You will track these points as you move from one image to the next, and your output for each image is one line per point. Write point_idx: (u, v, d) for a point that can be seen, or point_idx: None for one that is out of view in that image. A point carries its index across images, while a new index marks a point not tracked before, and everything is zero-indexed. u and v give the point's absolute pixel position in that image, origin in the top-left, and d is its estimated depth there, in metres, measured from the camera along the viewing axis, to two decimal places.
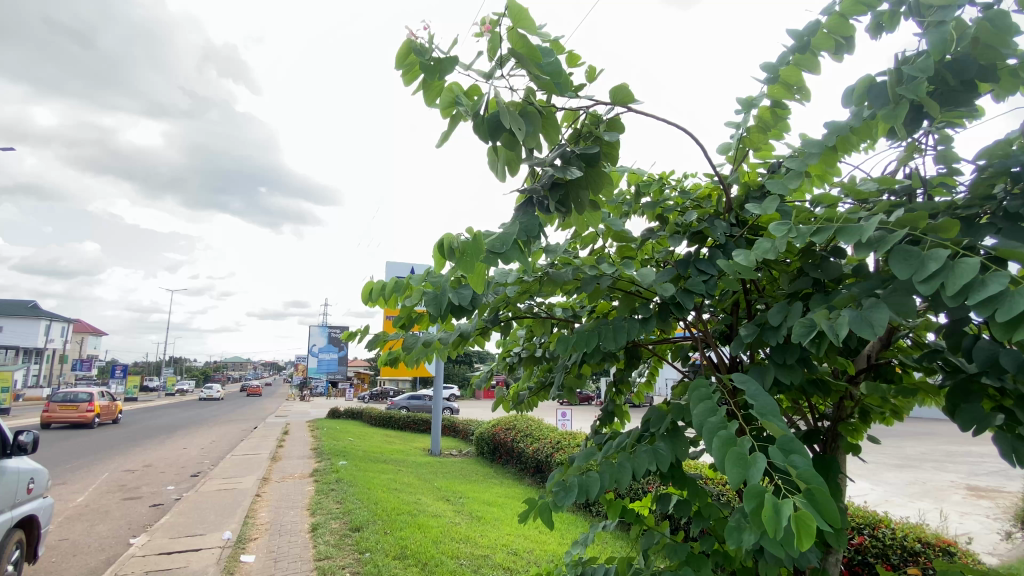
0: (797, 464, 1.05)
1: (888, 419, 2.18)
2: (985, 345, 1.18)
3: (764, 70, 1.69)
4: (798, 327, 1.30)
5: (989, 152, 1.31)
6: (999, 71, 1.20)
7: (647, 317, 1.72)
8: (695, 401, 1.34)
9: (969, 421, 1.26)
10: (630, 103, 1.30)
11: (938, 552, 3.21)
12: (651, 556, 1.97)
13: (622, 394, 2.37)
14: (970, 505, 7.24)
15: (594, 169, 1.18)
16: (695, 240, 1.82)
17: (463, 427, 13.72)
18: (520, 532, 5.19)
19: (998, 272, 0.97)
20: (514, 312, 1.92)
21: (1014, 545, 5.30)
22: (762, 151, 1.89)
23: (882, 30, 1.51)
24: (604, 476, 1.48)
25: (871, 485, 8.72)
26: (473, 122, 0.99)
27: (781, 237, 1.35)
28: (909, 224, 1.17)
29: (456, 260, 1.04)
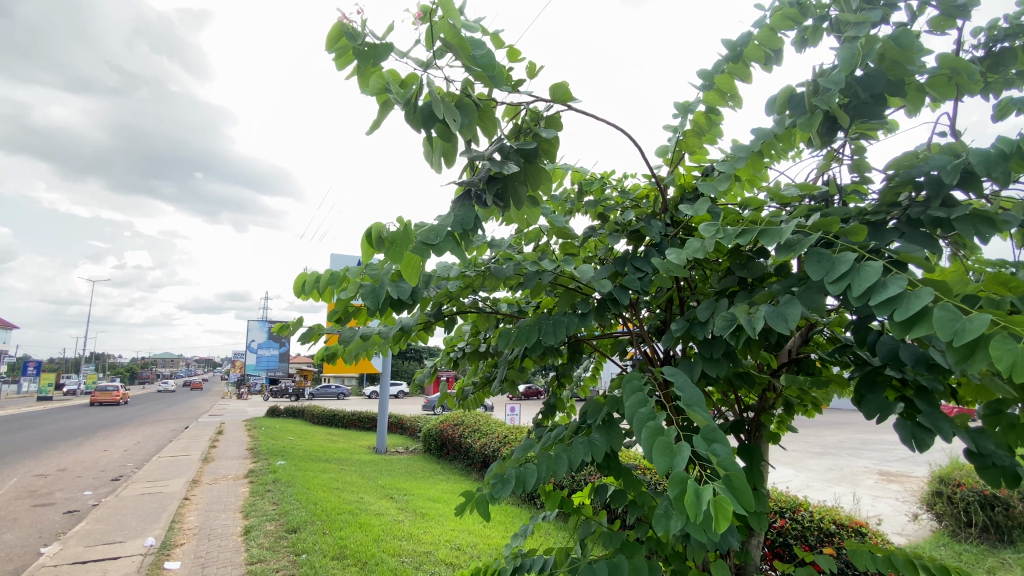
0: (718, 453, 1.11)
1: (809, 411, 2.34)
2: (887, 340, 1.29)
3: (700, 77, 1.76)
4: (722, 322, 1.37)
5: (897, 163, 1.42)
6: (904, 87, 1.30)
7: (585, 312, 1.74)
8: (628, 393, 1.39)
9: (873, 410, 1.36)
10: (569, 101, 1.32)
11: (850, 533, 3.50)
12: (588, 545, 2.02)
13: (565, 389, 2.42)
14: (881, 489, 7.91)
15: (532, 164, 1.19)
16: (633, 238, 1.88)
17: (411, 424, 13.53)
18: (464, 527, 5.19)
19: (897, 275, 1.05)
20: (457, 307, 1.89)
21: (918, 525, 5.83)
22: (697, 155, 1.97)
23: (807, 44, 1.60)
24: (540, 468, 1.50)
25: (795, 471, 9.34)
26: (403, 110, 0.97)
27: (709, 237, 1.41)
28: (822, 228, 1.25)
29: (385, 250, 1.03)
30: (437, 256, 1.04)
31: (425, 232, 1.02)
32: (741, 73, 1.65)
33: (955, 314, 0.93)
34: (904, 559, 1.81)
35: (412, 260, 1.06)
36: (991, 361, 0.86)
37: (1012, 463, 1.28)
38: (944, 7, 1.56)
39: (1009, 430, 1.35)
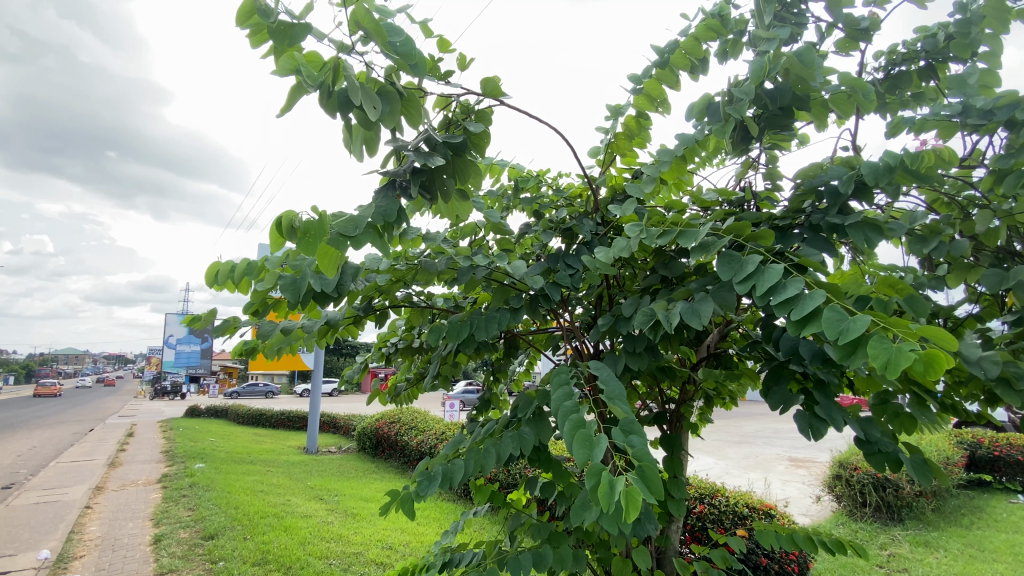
0: (634, 444, 1.15)
1: (727, 403, 2.48)
2: (789, 336, 1.39)
3: (630, 81, 1.82)
4: (641, 318, 1.44)
5: (804, 172, 1.54)
6: (809, 102, 1.41)
7: (518, 307, 1.75)
8: (555, 385, 1.42)
9: (778, 402, 1.46)
10: (500, 97, 1.32)
11: (761, 515, 3.77)
12: (517, 537, 2.05)
13: (499, 383, 2.43)
14: (789, 474, 8.59)
15: (460, 158, 1.17)
16: (566, 236, 1.91)
17: (344, 423, 13.10)
18: (396, 525, 5.10)
19: (796, 276, 1.13)
20: (389, 301, 1.84)
21: (821, 506, 6.39)
22: (628, 158, 2.03)
23: (728, 56, 1.70)
24: (467, 464, 1.49)
25: (716, 460, 9.95)
26: (318, 93, 0.92)
27: (634, 237, 1.46)
28: (735, 232, 1.33)
29: (296, 240, 0.99)
30: (355, 248, 1.01)
31: (341, 224, 0.98)
32: (668, 79, 1.71)
33: (842, 314, 1.02)
34: (805, 536, 1.97)
35: (331, 251, 1.03)
36: (871, 358, 0.94)
37: (894, 449, 1.42)
38: (849, 30, 1.71)
39: (893, 419, 1.50)
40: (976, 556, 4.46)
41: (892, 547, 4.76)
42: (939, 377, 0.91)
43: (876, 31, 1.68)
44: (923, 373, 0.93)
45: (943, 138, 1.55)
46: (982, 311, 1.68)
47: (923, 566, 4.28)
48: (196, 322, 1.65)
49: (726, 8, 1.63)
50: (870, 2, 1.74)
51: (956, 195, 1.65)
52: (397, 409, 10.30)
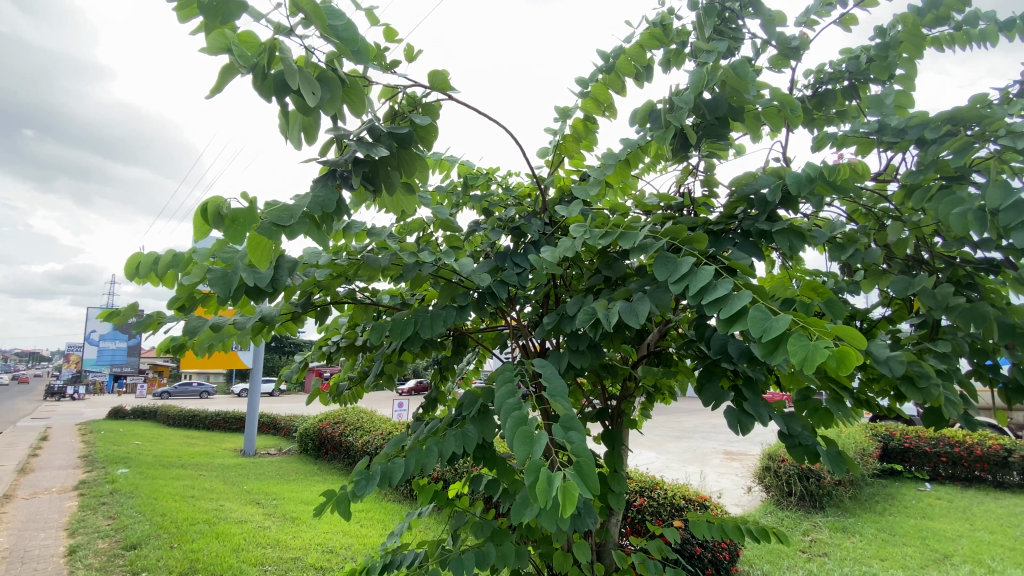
0: (573, 440, 1.17)
1: (666, 399, 2.57)
2: (720, 335, 1.46)
3: (579, 84, 1.86)
4: (583, 316, 1.47)
5: (739, 180, 1.62)
6: (744, 112, 1.48)
7: (464, 305, 1.73)
8: (499, 382, 1.43)
9: (711, 398, 1.53)
10: (447, 90, 1.31)
11: (696, 506, 3.95)
12: (459, 536, 2.04)
13: (446, 381, 2.41)
14: (724, 467, 9.04)
15: (406, 151, 1.15)
16: (514, 235, 1.92)
17: (285, 423, 12.59)
18: (338, 528, 4.95)
19: (726, 278, 1.19)
20: (331, 296, 1.78)
21: (752, 496, 6.77)
22: (576, 160, 2.07)
23: (671, 65, 1.76)
24: (408, 463, 1.47)
25: (657, 454, 10.32)
26: (251, 76, 0.88)
27: (578, 237, 1.49)
28: (672, 235, 1.39)
29: (224, 228, 0.93)
30: (289, 239, 0.98)
31: (274, 212, 0.95)
32: (614, 84, 1.75)
33: (766, 314, 1.08)
34: (733, 525, 2.08)
35: (262, 242, 0.99)
36: (790, 355, 1.00)
37: (813, 442, 1.53)
38: (781, 48, 1.82)
39: (813, 413, 1.61)
40: (888, 540, 4.85)
41: (814, 533, 5.10)
42: (850, 373, 0.98)
43: (805, 50, 1.79)
44: (838, 369, 1.00)
45: (861, 153, 1.67)
46: (893, 314, 1.83)
47: (840, 549, 4.61)
48: (115, 317, 1.54)
49: (670, 19, 1.69)
50: (801, 23, 1.85)
51: (873, 207, 1.78)
52: (342, 408, 10.01)
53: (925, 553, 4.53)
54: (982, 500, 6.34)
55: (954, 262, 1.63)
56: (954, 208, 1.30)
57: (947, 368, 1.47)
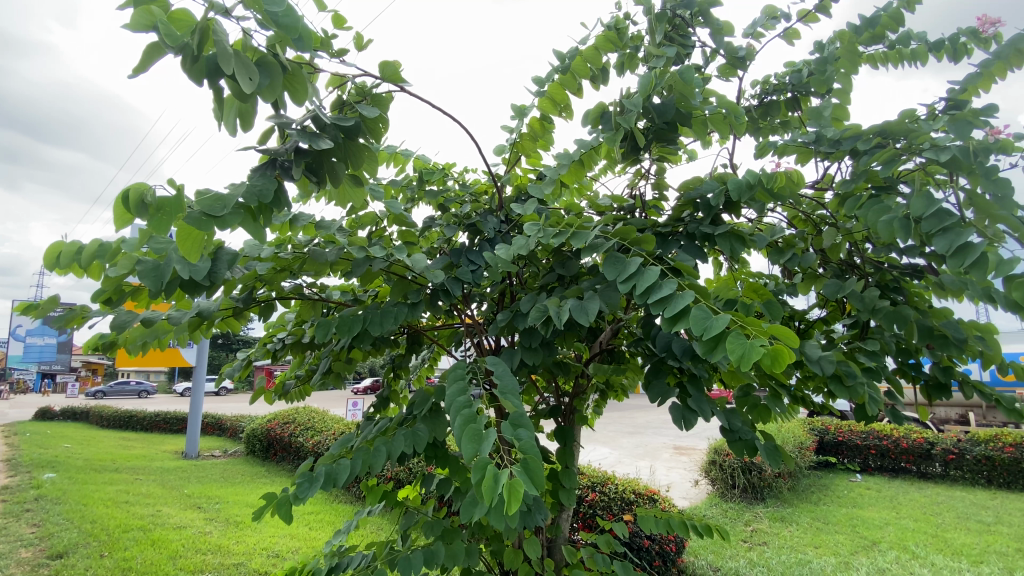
0: (521, 437, 1.17)
1: (618, 396, 2.62)
2: (666, 333, 1.50)
3: (536, 84, 1.86)
4: (535, 314, 1.47)
5: (687, 184, 1.67)
6: (692, 118, 1.51)
7: (416, 302, 1.67)
8: (451, 380, 1.42)
9: (657, 394, 1.57)
10: (399, 82, 1.27)
11: (645, 500, 4.05)
12: (408, 536, 2.00)
13: (399, 380, 2.36)
14: (674, 462, 9.33)
15: (352, 141, 1.11)
16: (469, 232, 1.90)
17: (230, 423, 12.06)
18: (285, 531, 4.78)
19: (671, 279, 1.23)
20: (276, 291, 1.71)
21: (699, 489, 7.02)
22: (532, 159, 2.07)
23: (625, 69, 1.79)
24: (354, 463, 1.43)
25: (611, 450, 10.54)
26: (180, 57, 0.83)
27: (532, 235, 1.50)
28: (621, 236, 1.42)
29: (147, 216, 0.89)
30: (221, 230, 0.93)
31: (204, 201, 0.90)
32: (570, 86, 1.77)
33: (707, 313, 1.12)
34: (679, 519, 2.15)
35: (192, 233, 0.94)
36: (728, 353, 1.04)
37: (752, 436, 1.59)
38: (730, 57, 1.88)
39: (753, 409, 1.68)
40: (822, 529, 5.14)
41: (755, 524, 5.34)
42: (782, 370, 1.02)
43: (751, 61, 1.87)
44: (771, 367, 1.04)
45: (801, 162, 1.76)
46: (829, 314, 1.94)
47: (778, 538, 4.85)
48: (32, 311, 1.42)
49: (623, 24, 1.73)
50: (748, 35, 1.93)
51: (811, 213, 1.88)
52: (292, 408, 9.67)
53: (855, 540, 4.82)
54: (905, 490, 6.83)
55: (882, 267, 1.73)
56: (881, 216, 1.38)
57: (874, 366, 1.56)
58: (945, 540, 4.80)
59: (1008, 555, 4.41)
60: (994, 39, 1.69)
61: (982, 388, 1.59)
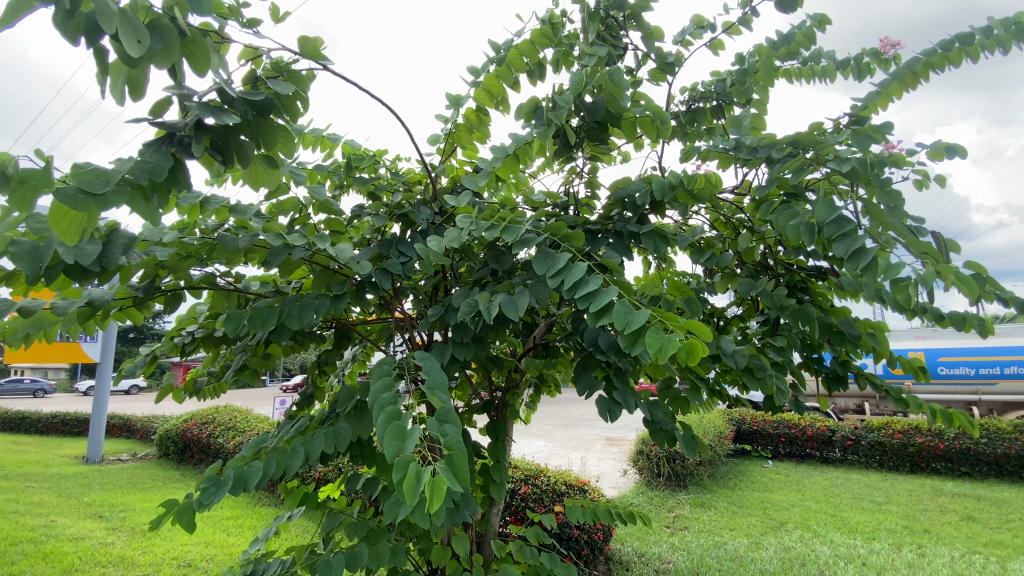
0: (447, 433, 1.12)
1: (551, 389, 2.65)
2: (594, 328, 1.53)
3: (470, 74, 1.83)
4: (464, 308, 1.45)
5: (617, 183, 1.70)
6: (622, 118, 1.54)
7: (340, 294, 1.58)
8: (376, 376, 1.36)
9: (584, 387, 1.60)
10: (320, 59, 1.20)
11: (576, 491, 4.15)
12: (331, 538, 1.92)
13: (326, 376, 2.26)
14: (605, 453, 9.64)
15: (264, 120, 1.03)
16: (401, 223, 1.84)
17: (141, 424, 11.11)
18: (200, 539, 4.47)
19: (597, 275, 1.24)
20: (184, 280, 1.56)
21: (628, 479, 7.30)
22: (468, 150, 2.04)
23: (560, 66, 1.80)
24: (268, 465, 1.35)
25: (546, 442, 10.73)
26: (51, 11, 0.73)
27: (464, 228, 1.48)
28: (552, 231, 1.43)
29: (9, 191, 0.78)
30: (103, 210, 0.85)
31: (81, 176, 0.81)
32: (506, 78, 1.75)
33: (630, 308, 1.14)
34: (605, 508, 2.20)
35: (69, 212, 0.85)
36: (647, 347, 1.06)
37: (672, 427, 1.66)
38: (660, 62, 1.94)
39: (673, 401, 1.75)
40: (737, 512, 5.50)
41: (678, 510, 5.63)
42: (697, 363, 1.05)
43: (679, 67, 1.94)
44: (687, 360, 1.07)
45: (722, 167, 1.84)
46: (745, 312, 2.06)
47: (698, 523, 5.15)
48: None
49: (558, 20, 1.73)
50: (678, 42, 2.00)
51: (731, 216, 1.98)
52: (211, 407, 9.05)
53: (765, 521, 5.21)
54: (810, 474, 7.46)
55: (792, 268, 1.86)
56: (790, 220, 1.47)
57: (781, 360, 1.67)
58: (842, 519, 5.29)
59: (896, 531, 4.92)
60: (893, 61, 1.85)
61: (874, 380, 1.74)
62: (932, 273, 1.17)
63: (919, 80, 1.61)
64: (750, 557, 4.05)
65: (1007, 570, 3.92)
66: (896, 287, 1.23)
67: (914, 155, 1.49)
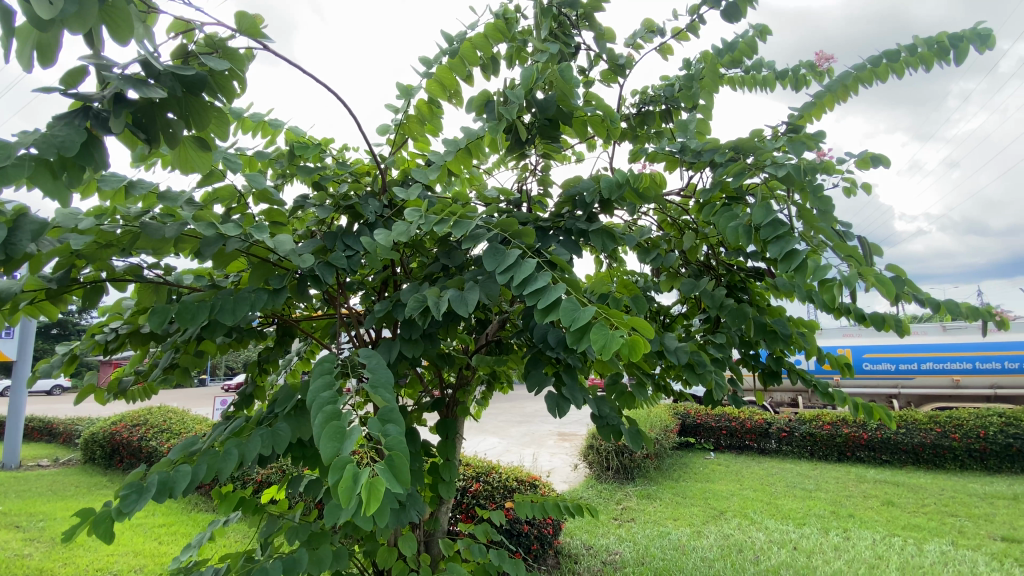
0: (389, 433, 1.08)
1: (503, 386, 2.65)
2: (543, 324, 1.53)
3: (421, 65, 1.79)
4: (412, 304, 1.42)
5: (569, 181, 1.71)
6: (573, 117, 1.55)
7: (279, 288, 1.51)
8: (316, 375, 1.31)
9: (534, 383, 1.60)
10: (260, 37, 1.13)
11: (526, 486, 4.18)
12: (270, 543, 1.83)
13: (267, 374, 2.15)
14: (557, 448, 9.78)
15: (194, 98, 0.96)
16: (348, 215, 1.78)
17: (63, 427, 10.30)
18: (127, 548, 4.18)
19: (545, 271, 1.25)
20: (106, 272, 1.44)
21: (578, 473, 7.44)
22: (420, 142, 1.99)
23: (514, 61, 1.80)
24: (197, 469, 1.27)
25: (499, 439, 10.76)
26: None
27: (413, 222, 1.44)
28: (502, 228, 1.42)
29: None
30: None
31: None
32: (459, 71, 1.72)
33: (576, 304, 1.15)
34: (554, 504, 2.22)
35: None
36: (591, 343, 1.07)
37: (618, 422, 1.68)
38: (611, 63, 1.97)
39: (619, 396, 1.78)
40: (681, 503, 5.71)
41: (625, 502, 5.79)
42: (638, 359, 1.07)
43: (630, 70, 1.98)
44: (629, 357, 1.09)
45: (669, 169, 1.89)
46: (688, 310, 2.13)
47: (644, 514, 5.31)
48: None
49: (511, 15, 1.72)
50: (629, 45, 2.03)
51: (678, 217, 2.03)
52: (144, 407, 8.51)
53: (707, 511, 5.43)
54: (748, 464, 7.84)
55: (732, 269, 1.94)
56: (730, 222, 1.53)
57: (721, 356, 1.74)
58: (777, 506, 5.60)
59: (824, 517, 5.26)
60: (826, 74, 1.96)
61: (804, 376, 1.85)
62: (855, 275, 1.25)
63: (850, 92, 1.71)
64: (691, 546, 4.21)
65: (921, 550, 4.26)
66: (824, 287, 1.30)
67: (843, 163, 1.58)
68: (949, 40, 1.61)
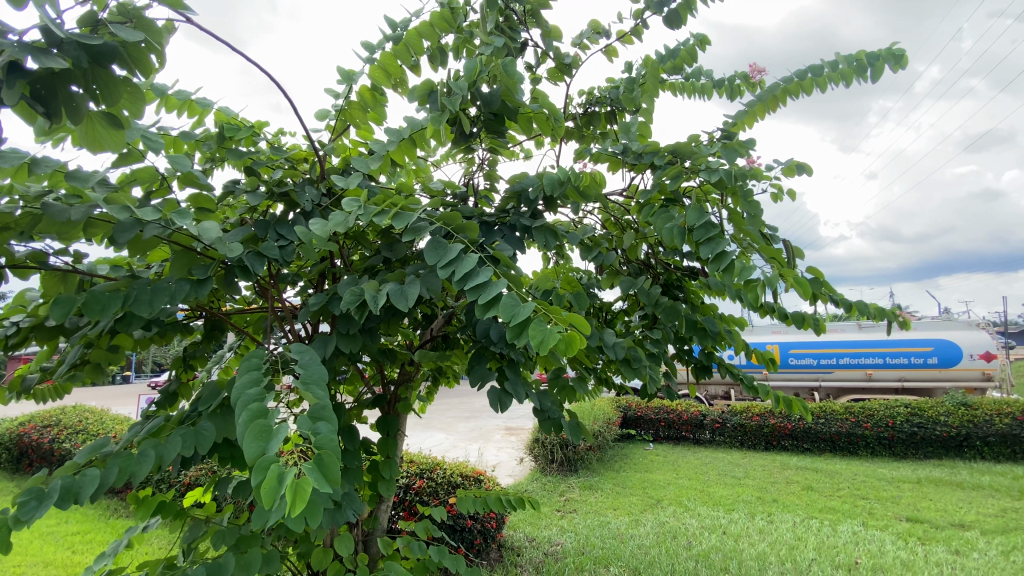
0: (320, 430, 1.05)
1: (448, 380, 2.63)
2: (486, 319, 1.52)
3: (364, 50, 1.73)
4: (349, 297, 1.37)
5: (514, 177, 1.71)
6: (518, 112, 1.55)
7: (203, 279, 1.42)
8: (242, 371, 1.24)
9: (477, 378, 1.59)
10: (181, 9, 1.05)
11: (471, 481, 4.19)
12: (194, 548, 1.73)
13: (194, 370, 2.03)
14: (503, 442, 9.86)
15: (103, 71, 0.88)
16: (283, 203, 1.70)
17: None
18: (35, 558, 3.85)
19: (487, 267, 1.24)
20: (3, 257, 1.31)
21: (524, 466, 7.53)
22: (362, 130, 1.93)
23: (461, 52, 1.77)
24: (107, 473, 1.18)
25: (446, 434, 10.72)
26: None
27: (351, 212, 1.39)
28: (445, 221, 1.41)
29: None
30: None
31: None
32: (403, 59, 1.68)
33: (516, 300, 1.15)
34: (497, 498, 2.23)
35: None
36: (530, 338, 1.07)
37: (558, 416, 1.71)
38: (558, 62, 1.98)
39: (561, 390, 1.80)
40: (621, 493, 5.91)
41: (568, 493, 5.92)
42: (573, 355, 1.09)
43: (576, 69, 2.00)
44: (565, 351, 1.10)
45: (612, 169, 1.94)
46: (628, 307, 2.20)
47: (586, 505, 5.45)
48: None
49: (458, 6, 1.70)
50: (576, 45, 2.06)
51: (620, 216, 2.08)
52: (57, 406, 7.84)
53: (644, 500, 5.65)
54: (684, 454, 8.23)
55: (669, 268, 2.02)
56: (666, 223, 1.59)
57: (656, 351, 1.80)
58: (709, 494, 5.90)
59: (751, 502, 5.60)
60: (759, 85, 2.07)
61: (733, 370, 1.95)
62: (776, 276, 1.33)
63: (779, 103, 1.81)
64: (629, 534, 4.36)
65: (835, 531, 4.63)
66: (749, 287, 1.38)
67: (771, 169, 1.68)
68: (867, 58, 1.74)
